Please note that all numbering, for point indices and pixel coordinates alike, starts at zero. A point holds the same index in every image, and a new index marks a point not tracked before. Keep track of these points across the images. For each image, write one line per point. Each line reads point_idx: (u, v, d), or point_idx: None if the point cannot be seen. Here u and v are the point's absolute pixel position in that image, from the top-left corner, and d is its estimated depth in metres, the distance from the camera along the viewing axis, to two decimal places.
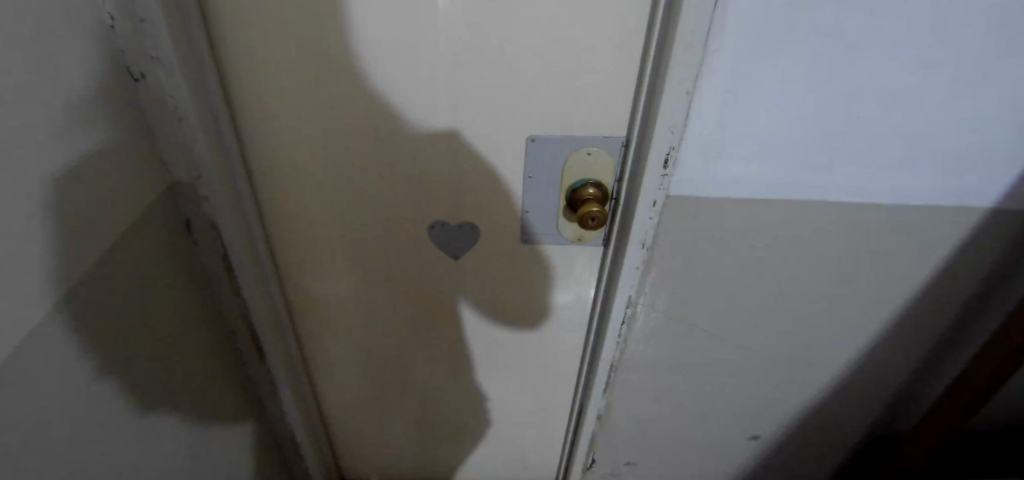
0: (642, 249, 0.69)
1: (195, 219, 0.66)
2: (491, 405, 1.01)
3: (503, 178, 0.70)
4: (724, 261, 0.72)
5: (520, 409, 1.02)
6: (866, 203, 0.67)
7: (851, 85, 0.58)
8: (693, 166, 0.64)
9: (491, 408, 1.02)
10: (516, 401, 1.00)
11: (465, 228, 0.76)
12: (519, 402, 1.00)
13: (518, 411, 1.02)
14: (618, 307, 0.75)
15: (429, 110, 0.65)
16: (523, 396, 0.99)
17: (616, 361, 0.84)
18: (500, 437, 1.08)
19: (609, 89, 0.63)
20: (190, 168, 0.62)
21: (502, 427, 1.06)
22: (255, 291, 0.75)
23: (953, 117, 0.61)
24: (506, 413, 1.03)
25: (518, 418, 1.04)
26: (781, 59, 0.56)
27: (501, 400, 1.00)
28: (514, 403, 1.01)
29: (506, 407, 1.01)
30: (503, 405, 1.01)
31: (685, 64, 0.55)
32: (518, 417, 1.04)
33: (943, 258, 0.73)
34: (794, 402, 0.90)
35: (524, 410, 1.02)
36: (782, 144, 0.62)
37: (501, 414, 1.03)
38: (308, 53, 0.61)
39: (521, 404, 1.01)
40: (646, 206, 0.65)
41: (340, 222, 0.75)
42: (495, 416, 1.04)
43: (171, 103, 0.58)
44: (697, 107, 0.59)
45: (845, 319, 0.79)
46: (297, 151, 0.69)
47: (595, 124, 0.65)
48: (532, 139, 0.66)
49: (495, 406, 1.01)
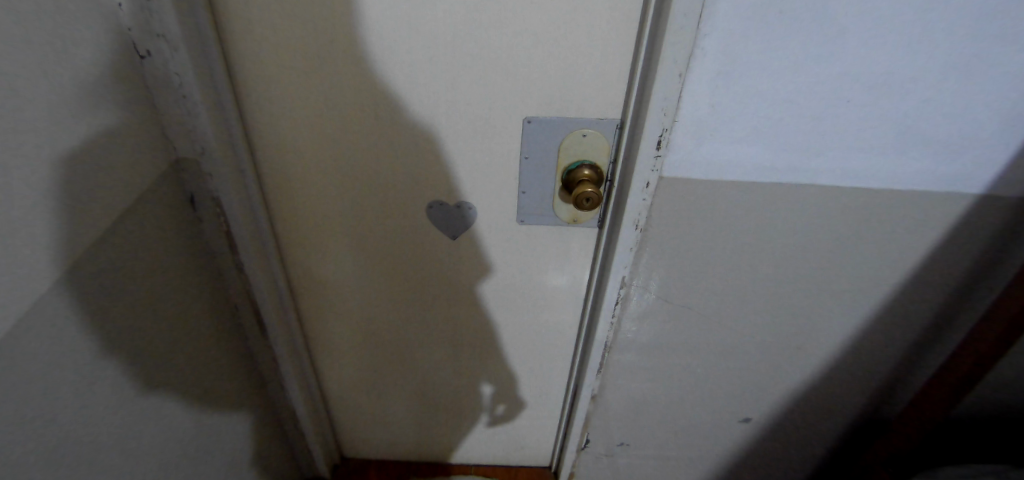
0: (635, 230, 0.70)
1: (200, 195, 0.68)
2: (488, 386, 1.04)
3: (500, 159, 0.72)
4: (716, 243, 0.73)
5: (516, 390, 1.04)
6: (858, 188, 0.68)
7: (843, 69, 0.59)
8: (686, 148, 0.64)
9: (488, 388, 1.04)
10: (512, 382, 1.03)
11: (462, 209, 0.77)
12: (514, 383, 1.03)
13: (514, 392, 1.05)
14: (611, 288, 0.77)
15: (427, 90, 0.66)
16: (519, 377, 1.02)
17: (610, 342, 0.85)
18: (497, 417, 1.11)
19: (604, 71, 0.64)
20: (194, 144, 0.64)
21: (495, 411, 1.09)
22: (257, 269, 0.77)
23: (943, 104, 0.61)
24: (494, 394, 1.06)
25: (503, 402, 1.07)
26: (774, 42, 0.57)
27: (496, 379, 1.02)
28: (510, 383, 1.03)
29: (503, 387, 1.04)
30: (496, 385, 1.03)
31: (676, 45, 0.56)
32: (500, 393, 1.05)
33: (935, 245, 0.73)
34: (785, 384, 0.92)
35: (508, 395, 1.05)
36: (776, 127, 0.63)
37: (497, 394, 1.06)
38: (309, 33, 0.62)
39: (506, 390, 1.04)
40: (639, 187, 0.66)
41: (340, 201, 0.77)
42: (486, 398, 1.07)
43: (176, 81, 0.59)
44: (691, 89, 0.60)
45: (837, 303, 0.80)
46: (298, 131, 0.71)
47: (591, 105, 0.66)
48: (528, 121, 0.67)
49: (490, 387, 1.04)
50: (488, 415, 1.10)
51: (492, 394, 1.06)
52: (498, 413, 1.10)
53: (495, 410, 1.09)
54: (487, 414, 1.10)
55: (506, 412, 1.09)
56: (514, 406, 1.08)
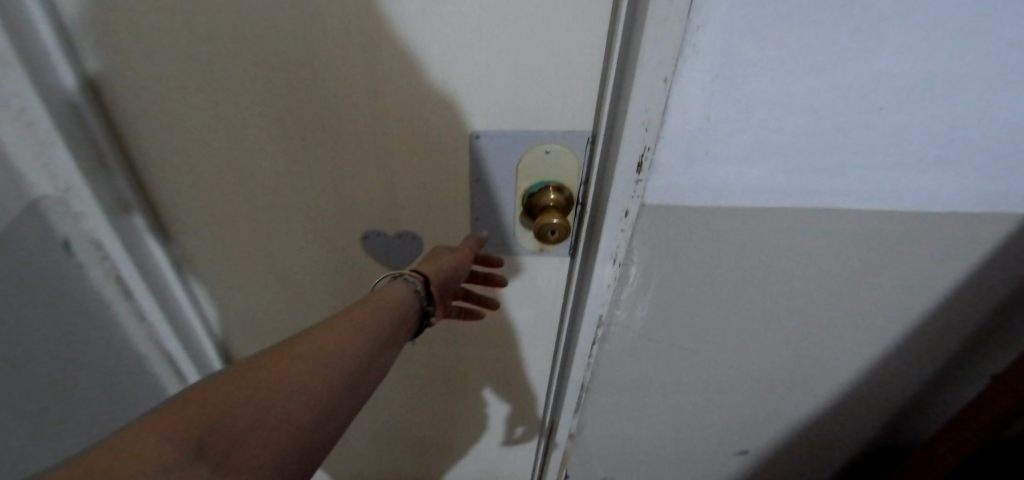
0: (612, 265, 0.57)
1: (76, 239, 0.54)
2: (502, 406, 0.89)
3: (446, 181, 0.57)
4: (709, 276, 0.61)
5: (530, 411, 0.89)
6: (882, 208, 0.56)
7: (877, 68, 0.46)
8: (672, 170, 0.51)
9: (501, 410, 0.90)
10: (526, 406, 0.88)
11: (405, 237, 0.63)
12: (519, 406, 0.88)
13: (519, 415, 0.91)
14: (587, 326, 0.64)
15: (352, 104, 0.51)
16: (532, 398, 0.87)
17: (587, 381, 0.73)
18: (509, 438, 0.98)
19: (569, 77, 0.49)
20: (54, 178, 0.51)
21: (512, 432, 0.95)
22: (159, 312, 0.66)
23: (993, 112, 0.49)
24: (512, 416, 0.91)
25: (522, 423, 0.93)
26: (791, 38, 0.43)
27: (513, 399, 0.87)
28: (523, 405, 0.88)
29: (518, 407, 0.89)
30: (514, 405, 0.89)
31: (661, 44, 0.42)
32: (516, 415, 0.91)
33: (971, 272, 0.63)
34: (784, 417, 0.81)
35: (526, 417, 0.91)
36: (784, 144, 0.50)
37: (511, 416, 0.91)
38: (183, 34, 0.47)
39: (523, 411, 0.90)
40: (615, 217, 0.53)
41: (256, 233, 0.62)
42: (501, 419, 0.93)
43: (16, 103, 0.46)
44: (679, 97, 0.46)
45: (849, 333, 0.69)
46: (191, 157, 0.55)
47: (552, 117, 0.51)
48: (477, 135, 0.52)
49: (506, 407, 0.89)
50: (505, 435, 0.96)
51: (509, 415, 0.91)
52: (517, 433, 0.96)
53: (512, 431, 0.95)
54: (504, 435, 0.97)
55: (526, 432, 0.95)
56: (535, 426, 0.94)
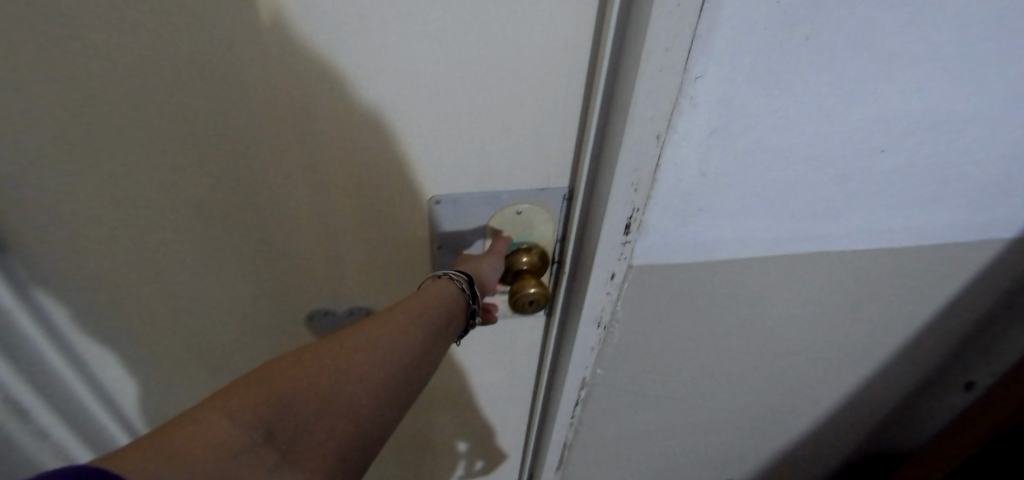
0: (596, 327, 0.51)
1: None
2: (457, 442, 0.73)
3: (399, 250, 0.48)
4: (699, 325, 0.56)
5: (490, 442, 0.74)
6: (877, 247, 0.53)
7: (883, 111, 0.41)
8: (664, 226, 0.45)
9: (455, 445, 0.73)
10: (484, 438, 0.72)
11: (358, 315, 0.53)
12: (478, 438, 0.73)
13: (479, 448, 0.75)
14: (570, 389, 0.58)
15: (277, 174, 0.40)
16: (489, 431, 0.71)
17: (570, 439, 0.67)
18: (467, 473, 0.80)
19: (542, 133, 0.40)
20: None
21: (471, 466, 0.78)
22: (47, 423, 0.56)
23: (989, 146, 0.46)
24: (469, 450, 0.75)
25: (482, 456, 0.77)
26: (797, 86, 0.38)
27: (468, 435, 0.72)
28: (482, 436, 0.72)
29: (476, 440, 0.73)
30: (470, 439, 0.73)
31: (656, 100, 0.34)
32: (476, 448, 0.75)
33: (954, 296, 0.62)
34: (771, 445, 0.79)
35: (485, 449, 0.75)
36: (782, 193, 0.45)
37: (467, 451, 0.75)
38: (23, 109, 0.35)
39: (483, 444, 0.74)
40: (600, 281, 0.46)
41: (166, 323, 0.51)
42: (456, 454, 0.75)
43: None
44: (672, 151, 0.39)
45: (838, 363, 0.67)
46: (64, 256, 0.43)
47: (523, 175, 0.43)
48: (437, 201, 0.43)
49: (461, 443, 0.73)
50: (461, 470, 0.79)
51: (466, 450, 0.75)
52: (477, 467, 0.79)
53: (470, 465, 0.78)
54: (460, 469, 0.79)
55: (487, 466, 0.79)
56: (497, 458, 0.77)
